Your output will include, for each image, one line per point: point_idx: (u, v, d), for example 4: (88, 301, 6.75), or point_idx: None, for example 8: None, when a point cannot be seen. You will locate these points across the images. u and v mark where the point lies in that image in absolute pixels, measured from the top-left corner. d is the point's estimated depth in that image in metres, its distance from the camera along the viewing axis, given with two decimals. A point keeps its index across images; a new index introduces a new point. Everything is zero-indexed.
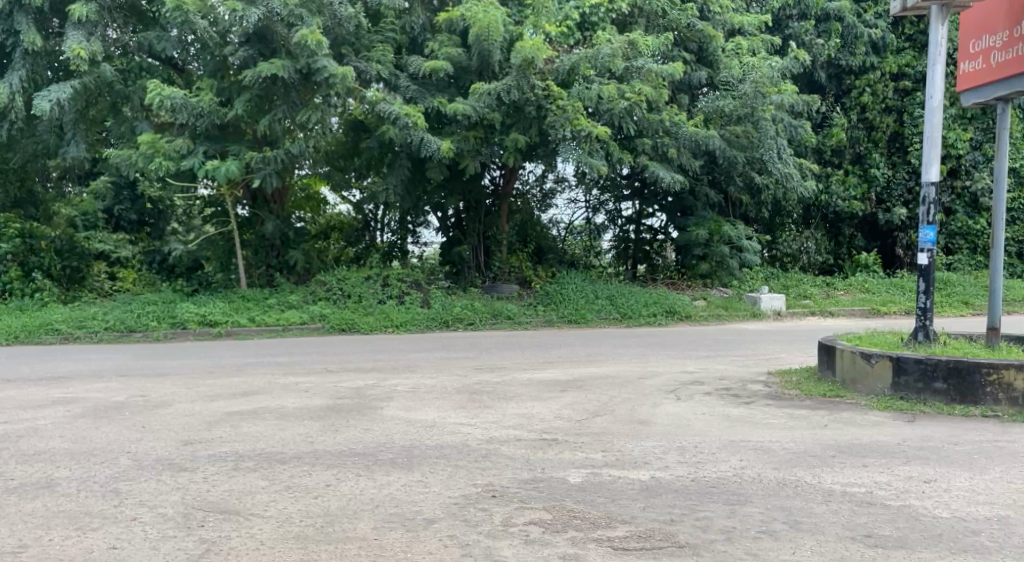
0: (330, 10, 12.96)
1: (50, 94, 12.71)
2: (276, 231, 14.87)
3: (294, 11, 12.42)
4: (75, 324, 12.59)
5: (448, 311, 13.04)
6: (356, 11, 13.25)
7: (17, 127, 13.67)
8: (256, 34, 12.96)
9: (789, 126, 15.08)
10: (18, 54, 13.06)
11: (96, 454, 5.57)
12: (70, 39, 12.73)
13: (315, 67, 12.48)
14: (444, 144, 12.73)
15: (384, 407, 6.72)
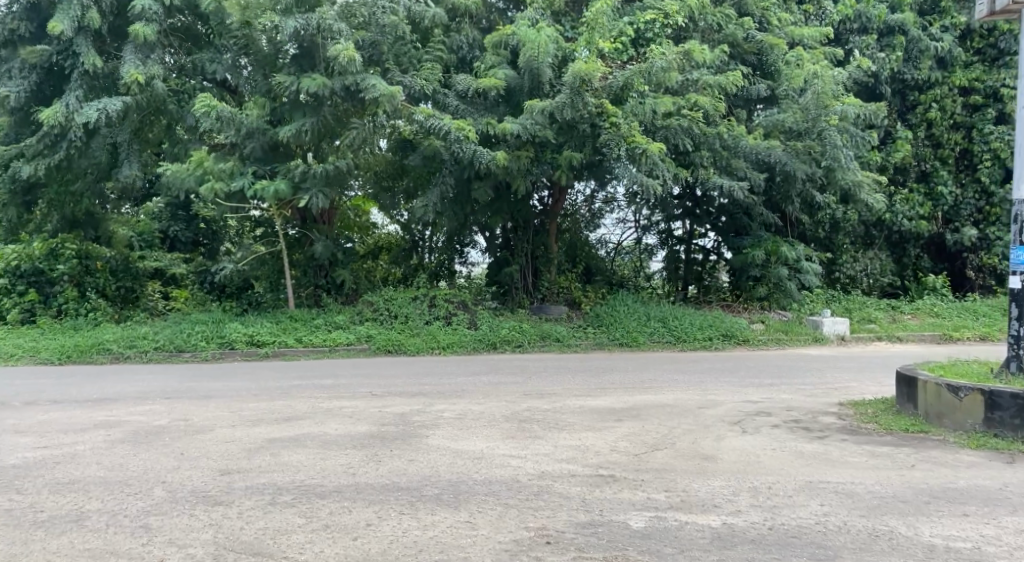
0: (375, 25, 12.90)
1: (100, 104, 12.76)
2: (325, 251, 14.64)
3: (331, 24, 12.32)
4: (126, 343, 12.56)
5: (495, 333, 12.70)
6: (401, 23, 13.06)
7: (75, 147, 13.74)
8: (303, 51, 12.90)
9: (856, 135, 14.32)
10: (75, 74, 13.23)
11: (131, 485, 5.42)
12: (127, 63, 12.98)
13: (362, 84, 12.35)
14: (497, 156, 12.35)
15: (431, 436, 6.40)
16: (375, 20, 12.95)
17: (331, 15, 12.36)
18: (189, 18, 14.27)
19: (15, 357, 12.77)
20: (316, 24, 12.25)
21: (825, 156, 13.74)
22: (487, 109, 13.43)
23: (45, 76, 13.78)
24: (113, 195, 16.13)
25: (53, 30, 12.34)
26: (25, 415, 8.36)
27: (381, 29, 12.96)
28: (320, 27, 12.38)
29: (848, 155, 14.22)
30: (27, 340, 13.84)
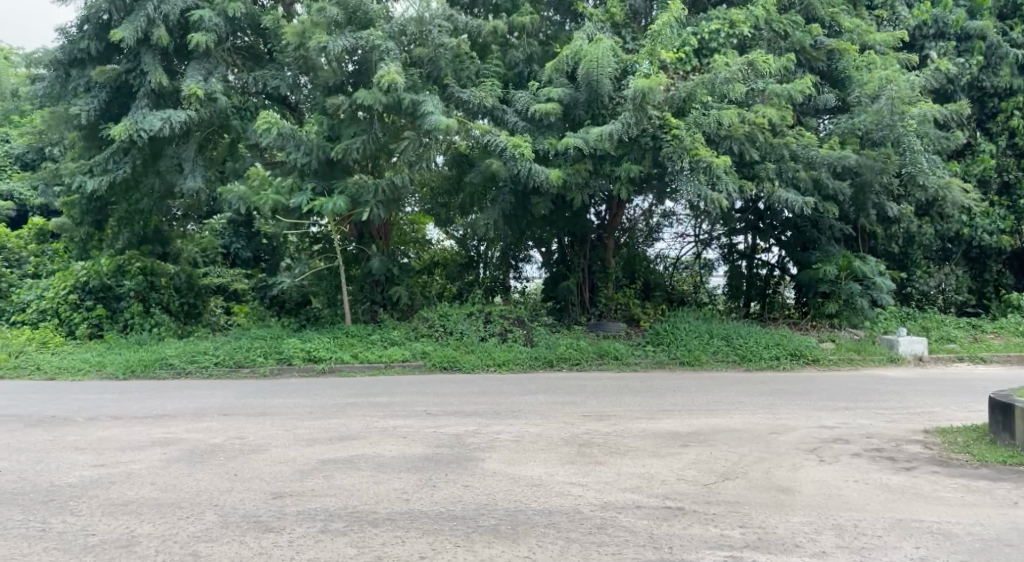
0: (432, 42, 12.90)
1: (164, 115, 13.01)
2: (382, 267, 14.65)
3: (380, 44, 12.51)
4: (188, 358, 12.70)
5: (552, 351, 12.43)
6: (457, 41, 12.98)
7: (141, 162, 14.09)
8: (363, 64, 13.13)
9: (939, 138, 14.03)
10: (142, 91, 13.51)
11: (183, 508, 5.31)
12: (190, 78, 13.26)
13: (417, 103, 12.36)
14: (552, 173, 12.19)
15: (488, 458, 6.19)
16: (434, 42, 12.84)
17: (380, 35, 12.56)
18: (254, 39, 14.60)
19: (82, 372, 13.00)
20: (370, 45, 12.50)
21: (906, 162, 13.55)
22: (547, 129, 13.13)
23: (114, 94, 14.09)
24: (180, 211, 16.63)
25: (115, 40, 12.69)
26: (86, 432, 8.39)
27: (434, 44, 12.84)
28: (378, 48, 12.57)
29: (930, 157, 13.86)
30: (94, 355, 14.08)
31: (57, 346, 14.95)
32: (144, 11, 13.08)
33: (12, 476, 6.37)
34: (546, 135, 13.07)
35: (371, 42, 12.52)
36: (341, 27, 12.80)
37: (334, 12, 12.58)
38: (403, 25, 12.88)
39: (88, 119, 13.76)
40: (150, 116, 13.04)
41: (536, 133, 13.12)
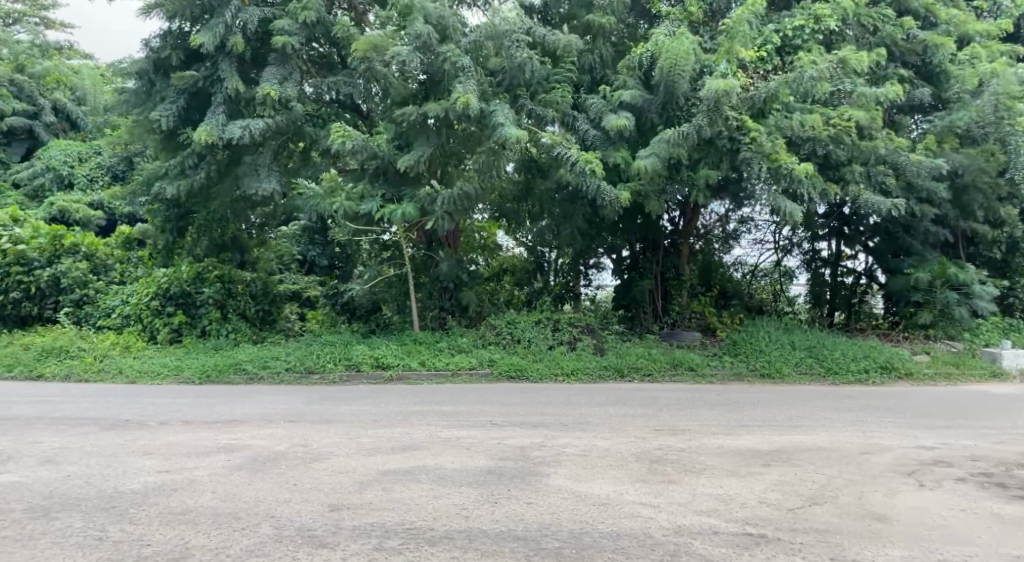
0: (508, 55, 12.76)
1: (243, 123, 13.23)
2: (451, 272, 14.57)
3: (457, 60, 12.32)
4: (260, 364, 12.78)
5: (623, 360, 12.02)
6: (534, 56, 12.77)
7: (217, 168, 14.25)
8: (431, 75, 12.90)
9: None
10: (218, 98, 13.70)
11: (240, 518, 5.18)
12: (265, 81, 13.42)
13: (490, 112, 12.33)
14: (623, 194, 12.03)
15: (554, 473, 5.90)
16: (509, 56, 12.71)
17: (456, 51, 12.34)
18: (328, 49, 14.70)
19: (161, 376, 13.23)
20: (452, 65, 12.32)
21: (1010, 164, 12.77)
22: (620, 139, 12.77)
23: (191, 101, 14.30)
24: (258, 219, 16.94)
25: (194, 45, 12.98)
26: (156, 436, 8.43)
27: (511, 62, 12.75)
28: (456, 66, 12.41)
29: None
30: (172, 359, 14.38)
31: (139, 350, 15.34)
32: (221, 17, 13.27)
33: (79, 481, 6.37)
34: (619, 144, 12.73)
35: (449, 61, 12.33)
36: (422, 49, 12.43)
37: (424, 31, 12.19)
38: (474, 44, 12.67)
39: (168, 126, 13.98)
40: (231, 124, 13.31)
41: (608, 142, 12.77)
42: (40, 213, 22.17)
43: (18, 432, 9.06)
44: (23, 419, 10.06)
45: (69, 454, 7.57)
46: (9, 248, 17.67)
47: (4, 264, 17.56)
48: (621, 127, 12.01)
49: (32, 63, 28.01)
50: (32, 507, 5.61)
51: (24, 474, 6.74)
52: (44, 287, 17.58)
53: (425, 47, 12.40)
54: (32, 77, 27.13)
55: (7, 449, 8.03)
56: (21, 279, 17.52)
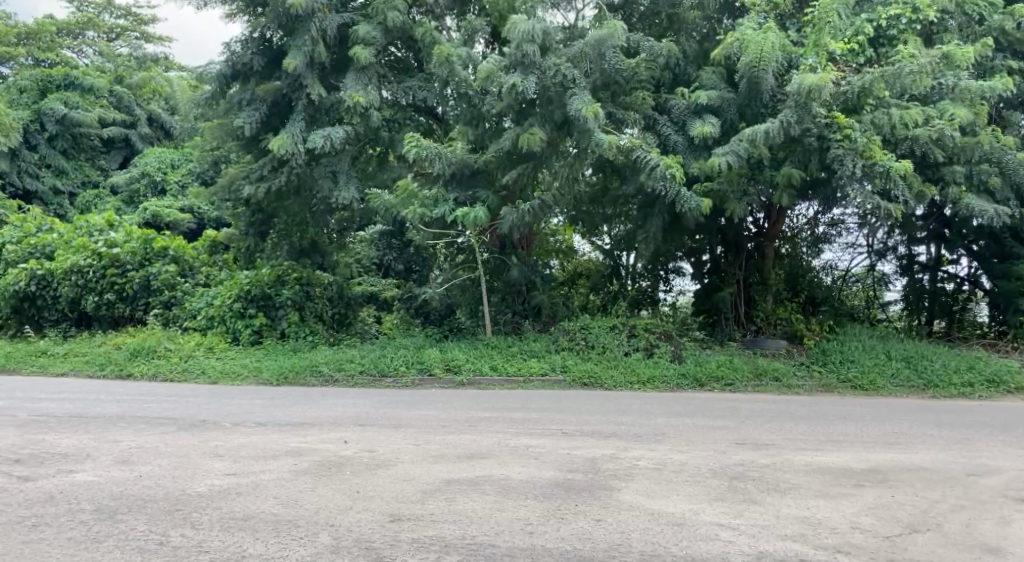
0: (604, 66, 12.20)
1: (324, 132, 13.45)
2: (523, 275, 14.39)
3: (568, 74, 12.02)
4: (336, 366, 12.81)
5: (702, 369, 11.52)
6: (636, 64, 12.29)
7: (298, 173, 14.29)
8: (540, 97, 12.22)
9: None
10: (300, 104, 13.93)
11: (299, 526, 5.06)
12: (348, 88, 13.44)
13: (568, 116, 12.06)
14: (704, 203, 11.68)
15: (625, 489, 5.59)
16: (604, 63, 12.28)
17: (565, 64, 12.04)
18: (405, 54, 14.73)
19: (242, 377, 13.44)
20: (561, 79, 11.99)
21: None
22: (705, 147, 12.33)
23: (272, 108, 14.49)
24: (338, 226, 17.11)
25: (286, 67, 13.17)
26: (229, 437, 8.46)
27: (607, 67, 12.27)
28: (565, 78, 12.08)
29: None
30: (252, 361, 14.60)
31: (222, 351, 15.68)
32: (308, 33, 13.39)
33: (148, 482, 6.38)
34: (701, 153, 12.31)
35: (558, 76, 12.00)
36: (526, 68, 11.95)
37: (530, 49, 11.72)
38: (576, 54, 12.26)
39: (251, 132, 14.20)
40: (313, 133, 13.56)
41: (691, 149, 12.38)
42: (135, 218, 23.05)
43: (99, 430, 9.24)
44: (107, 417, 10.30)
45: (143, 454, 7.64)
46: (105, 252, 18.35)
47: (99, 267, 18.24)
48: (707, 135, 11.57)
49: (129, 74, 29.29)
50: (100, 507, 5.63)
51: (97, 473, 6.81)
52: (136, 289, 18.20)
53: (527, 65, 11.95)
54: (129, 87, 28.40)
55: (88, 447, 8.18)
56: (115, 282, 18.21)
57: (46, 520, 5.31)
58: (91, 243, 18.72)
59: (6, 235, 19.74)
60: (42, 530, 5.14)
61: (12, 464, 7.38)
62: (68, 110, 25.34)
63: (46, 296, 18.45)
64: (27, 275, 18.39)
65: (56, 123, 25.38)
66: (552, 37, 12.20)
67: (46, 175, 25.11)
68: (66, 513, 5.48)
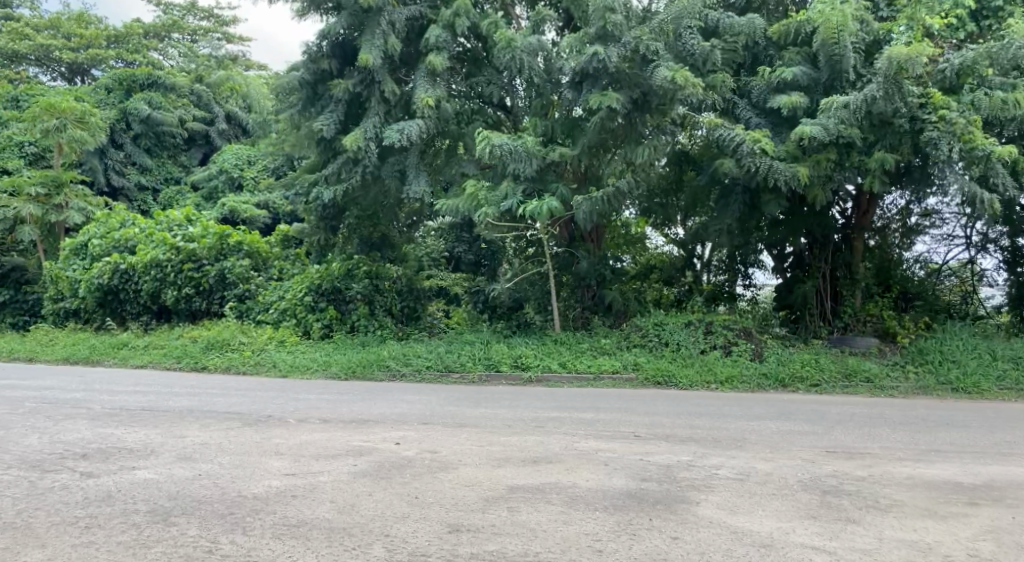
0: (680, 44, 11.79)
1: (402, 128, 13.05)
2: (592, 269, 13.99)
3: (650, 45, 11.53)
4: (403, 361, 12.62)
5: (785, 369, 10.87)
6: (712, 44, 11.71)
7: (370, 171, 14.13)
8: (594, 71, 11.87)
9: None
10: (374, 102, 13.77)
11: (353, 535, 4.78)
12: (418, 86, 13.19)
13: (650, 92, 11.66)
14: (794, 177, 10.78)
15: (703, 504, 5.12)
16: (682, 48, 11.83)
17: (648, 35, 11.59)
18: (475, 44, 14.07)
19: (311, 370, 13.40)
20: (644, 50, 11.53)
21: None
22: (787, 124, 11.65)
23: (348, 107, 14.26)
24: (408, 218, 17.00)
25: (362, 61, 12.90)
26: (292, 433, 8.29)
27: (683, 49, 11.84)
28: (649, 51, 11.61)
29: None
30: (323, 355, 14.54)
31: (294, 344, 15.70)
32: (378, 28, 13.18)
33: (206, 482, 6.22)
34: (784, 132, 11.64)
35: (640, 47, 11.49)
36: (609, 38, 11.59)
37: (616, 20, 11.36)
38: (660, 25, 11.67)
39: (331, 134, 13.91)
40: (391, 128, 13.19)
41: (775, 130, 11.73)
42: (213, 213, 23.46)
43: (167, 425, 9.20)
44: (176, 410, 10.30)
45: (205, 451, 7.51)
46: (183, 245, 18.60)
47: (177, 262, 18.54)
48: (796, 105, 10.81)
49: (209, 73, 29.94)
50: (155, 508, 5.47)
51: (158, 471, 6.69)
52: (212, 283, 18.46)
53: (610, 36, 11.59)
54: (209, 86, 29.02)
55: (153, 442, 8.11)
56: (192, 276, 18.50)
57: (100, 522, 5.16)
58: (169, 237, 19.05)
59: (92, 231, 20.29)
60: (94, 533, 5.00)
61: (77, 459, 7.36)
62: (151, 110, 26.03)
63: (127, 290, 19.05)
64: (110, 270, 18.96)
65: (139, 123, 26.11)
66: (631, 11, 11.81)
67: (130, 172, 25.82)
68: (120, 514, 5.33)
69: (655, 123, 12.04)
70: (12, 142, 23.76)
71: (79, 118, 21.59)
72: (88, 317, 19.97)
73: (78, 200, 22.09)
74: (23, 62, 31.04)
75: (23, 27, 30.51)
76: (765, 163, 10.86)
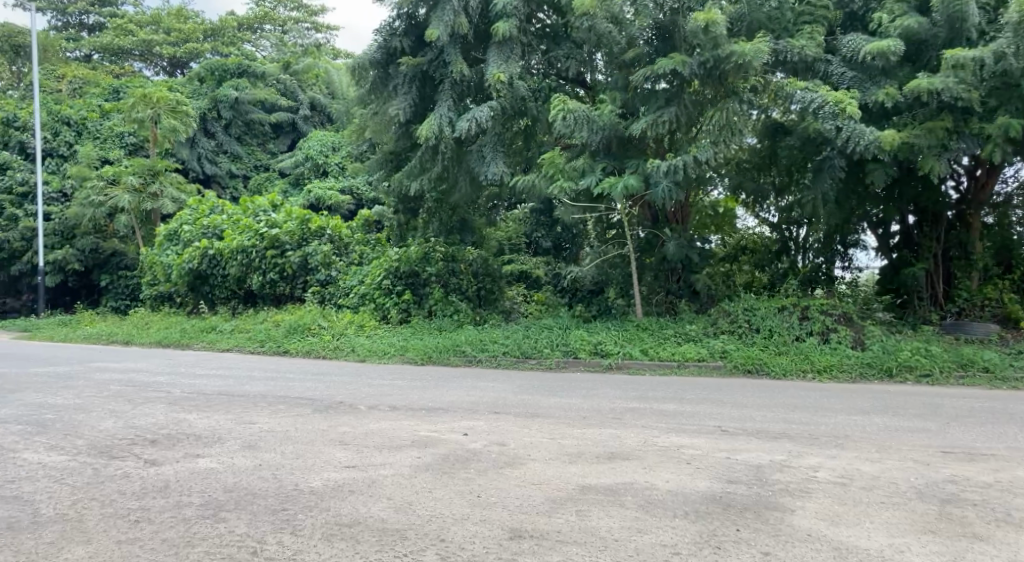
0: None
1: (471, 114, 12.54)
2: (678, 252, 13.05)
3: None
4: (479, 347, 12.24)
5: (891, 357, 10.00)
6: None
7: (446, 157, 13.58)
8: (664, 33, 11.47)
9: None
10: (446, 84, 13.25)
11: (409, 538, 4.42)
12: (490, 63, 12.55)
13: (720, 59, 10.71)
14: (883, 135, 9.87)
15: (799, 513, 4.53)
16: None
17: None
18: (555, 19, 13.51)
19: (388, 355, 13.20)
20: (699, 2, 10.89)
21: None
22: (884, 75, 10.65)
23: (422, 89, 13.82)
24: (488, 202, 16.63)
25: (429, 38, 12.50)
26: (360, 421, 8.02)
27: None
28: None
29: None
30: (401, 339, 14.33)
31: (372, 329, 15.52)
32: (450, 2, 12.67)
33: (265, 473, 5.96)
34: (881, 82, 10.60)
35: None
36: None
37: None
38: None
39: (404, 117, 13.65)
40: (461, 117, 12.70)
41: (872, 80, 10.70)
42: (300, 200, 23.68)
43: (240, 410, 9.09)
44: (251, 396, 10.22)
45: (271, 438, 7.29)
46: (267, 231, 18.80)
47: (262, 247, 18.70)
48: (882, 49, 9.92)
49: (296, 59, 30.21)
50: (209, 501, 5.23)
51: (220, 460, 6.49)
52: (296, 267, 18.56)
53: None
54: (295, 73, 29.22)
55: (222, 428, 7.96)
56: (277, 261, 18.62)
57: (150, 515, 4.93)
58: (255, 223, 19.25)
59: (183, 218, 20.82)
60: (143, 527, 4.77)
61: (145, 445, 7.26)
62: (239, 95, 26.59)
63: (217, 275, 19.42)
64: (199, 255, 19.36)
65: (229, 109, 26.73)
66: None
67: (222, 160, 26.35)
68: (172, 507, 5.10)
69: (715, 93, 11.39)
70: (112, 132, 24.62)
71: (173, 107, 22.04)
72: (182, 301, 20.52)
73: (172, 187, 22.61)
74: (127, 57, 32.28)
75: (127, 24, 31.74)
76: (850, 125, 10.08)
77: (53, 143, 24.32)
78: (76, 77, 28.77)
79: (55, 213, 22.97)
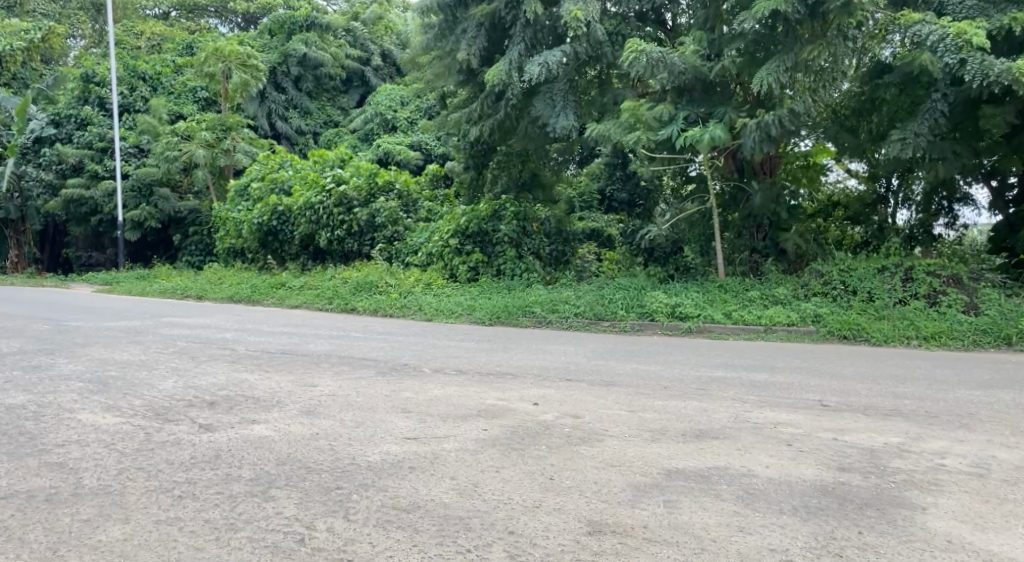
0: None
1: (539, 58, 11.85)
2: (766, 202, 12.24)
3: None
4: (550, 307, 11.64)
5: (1010, 322, 9.07)
6: None
7: (514, 103, 12.95)
8: None
9: None
10: (517, 26, 12.44)
11: (475, 531, 3.91)
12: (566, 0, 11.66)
13: None
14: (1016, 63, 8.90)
15: (931, 513, 4.05)
16: None
17: None
18: None
19: (455, 315, 12.72)
20: None
21: None
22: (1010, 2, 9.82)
23: (492, 33, 13.07)
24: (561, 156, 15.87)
25: None
26: (425, 385, 7.58)
27: None
28: None
29: None
30: (468, 299, 13.84)
31: (441, 287, 15.08)
32: None
33: (321, 444, 5.54)
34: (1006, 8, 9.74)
35: None
36: None
37: None
38: None
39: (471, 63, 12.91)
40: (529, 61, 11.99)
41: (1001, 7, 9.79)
42: (368, 154, 23.31)
43: (303, 371, 8.75)
44: (316, 356, 9.89)
45: (330, 404, 6.88)
46: (334, 187, 18.50)
47: (329, 203, 18.42)
48: None
49: (365, 10, 29.70)
50: (260, 475, 4.82)
51: (276, 427, 6.10)
52: (362, 225, 18.10)
53: None
54: (366, 24, 28.82)
55: (282, 391, 7.60)
56: (344, 216, 18.25)
57: (195, 491, 4.53)
58: (323, 178, 19.00)
59: (253, 172, 20.76)
60: (187, 504, 4.37)
61: (203, 407, 6.93)
62: (309, 50, 26.30)
63: (286, 231, 19.28)
64: (269, 211, 19.28)
65: (297, 64, 26.44)
66: None
67: (292, 116, 26.19)
68: (220, 481, 4.70)
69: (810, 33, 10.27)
70: (186, 87, 24.71)
71: (244, 61, 21.83)
72: (253, 257, 20.41)
73: (244, 143, 22.57)
74: (204, 13, 32.69)
75: None
76: (975, 58, 9.22)
77: (129, 98, 24.32)
78: (154, 34, 28.84)
79: (132, 170, 23.06)
